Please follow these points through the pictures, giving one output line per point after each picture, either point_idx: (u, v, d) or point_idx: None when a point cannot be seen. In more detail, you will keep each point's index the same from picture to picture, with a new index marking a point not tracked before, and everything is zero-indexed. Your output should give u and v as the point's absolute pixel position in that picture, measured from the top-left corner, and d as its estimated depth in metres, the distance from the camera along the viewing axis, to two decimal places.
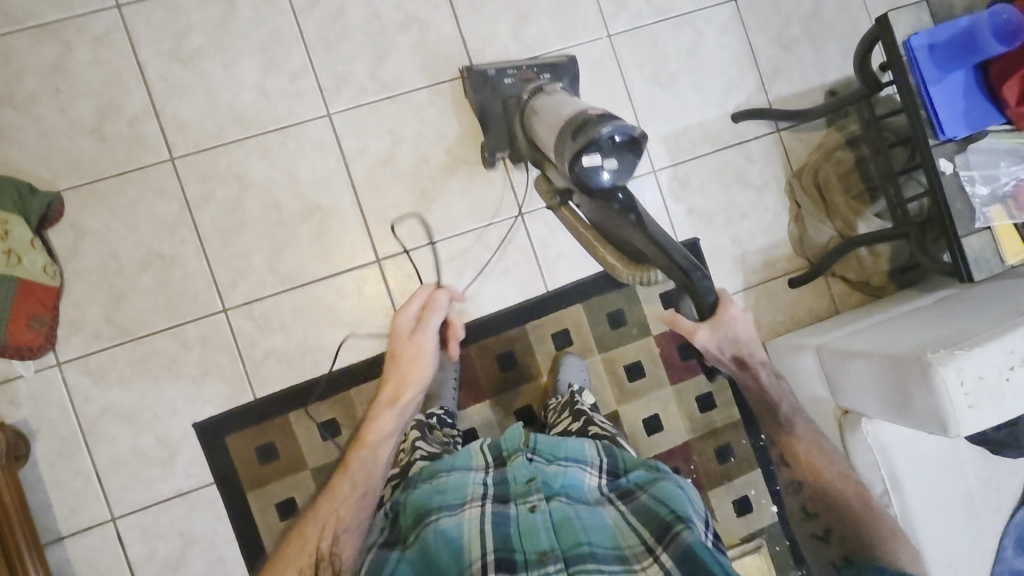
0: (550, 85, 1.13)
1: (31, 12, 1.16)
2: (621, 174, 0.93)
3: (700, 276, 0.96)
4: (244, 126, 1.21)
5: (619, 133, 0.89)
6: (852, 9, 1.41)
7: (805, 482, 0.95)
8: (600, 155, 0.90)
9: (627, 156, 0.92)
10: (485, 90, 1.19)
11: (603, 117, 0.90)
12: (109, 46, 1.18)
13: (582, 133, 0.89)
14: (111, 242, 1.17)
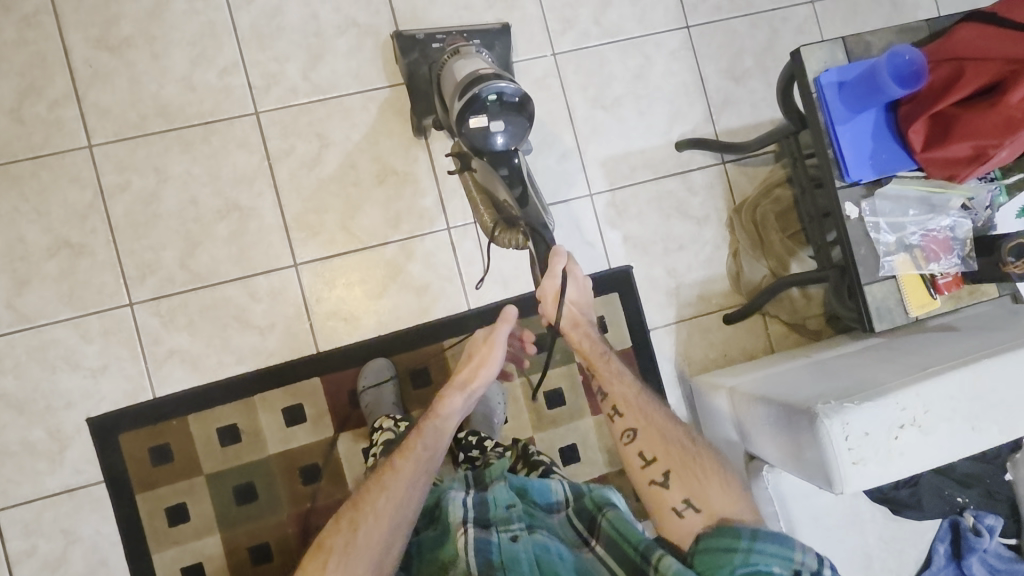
0: (468, 46, 1.14)
1: None
2: (510, 137, 1.06)
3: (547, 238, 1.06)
4: (167, 118, 1.19)
5: (505, 95, 1.02)
6: None
7: (636, 428, 0.91)
8: (487, 117, 1.03)
9: (513, 118, 1.04)
10: (414, 54, 1.22)
11: (495, 78, 1.02)
12: (35, 27, 1.16)
13: (470, 92, 1.01)
14: (19, 226, 1.15)
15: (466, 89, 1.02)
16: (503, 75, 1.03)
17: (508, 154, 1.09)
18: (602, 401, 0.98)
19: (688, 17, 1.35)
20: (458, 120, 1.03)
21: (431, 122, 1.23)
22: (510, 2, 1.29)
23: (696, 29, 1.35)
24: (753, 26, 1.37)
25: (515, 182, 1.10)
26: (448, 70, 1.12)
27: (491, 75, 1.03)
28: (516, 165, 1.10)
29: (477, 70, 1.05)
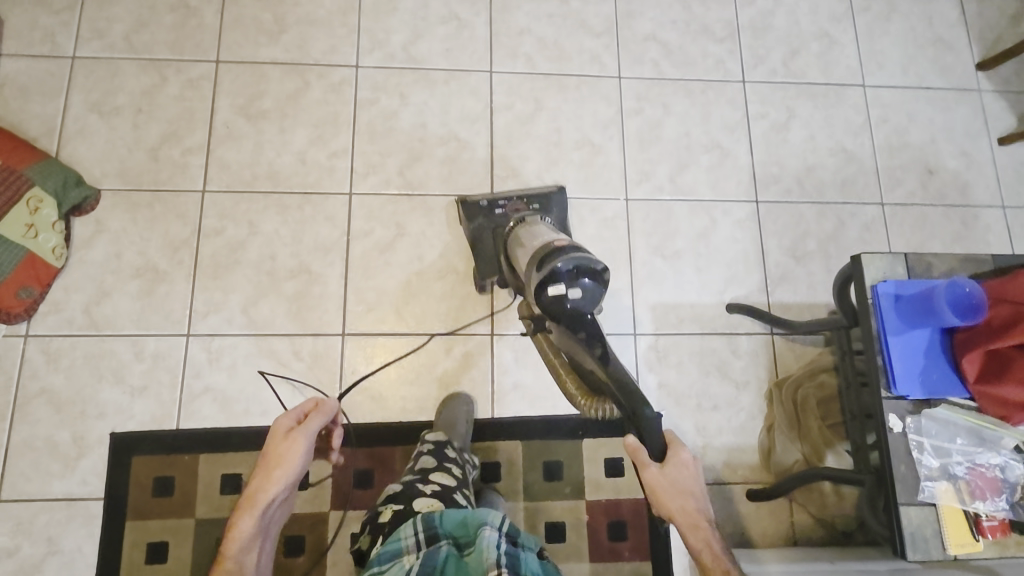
0: (533, 217, 1.21)
1: (149, 49, 1.38)
2: (586, 300, 0.98)
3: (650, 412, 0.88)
4: (274, 182, 1.34)
5: (582, 267, 0.97)
6: (872, 243, 1.44)
7: None
8: (564, 284, 0.96)
9: (591, 284, 0.97)
10: (478, 220, 1.29)
11: (571, 251, 0.99)
12: (195, 89, 1.37)
13: (547, 263, 0.98)
14: (121, 244, 1.28)
15: (545, 260, 0.98)
16: (580, 246, 1.00)
17: (587, 318, 1.00)
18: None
19: (759, 193, 1.44)
20: (535, 289, 0.98)
21: (495, 280, 1.30)
22: (596, 148, 1.43)
23: (764, 204, 1.43)
24: (821, 214, 1.44)
25: (595, 344, 0.98)
26: (518, 244, 1.15)
27: (570, 247, 1.00)
28: (594, 326, 1.00)
29: (553, 244, 1.02)
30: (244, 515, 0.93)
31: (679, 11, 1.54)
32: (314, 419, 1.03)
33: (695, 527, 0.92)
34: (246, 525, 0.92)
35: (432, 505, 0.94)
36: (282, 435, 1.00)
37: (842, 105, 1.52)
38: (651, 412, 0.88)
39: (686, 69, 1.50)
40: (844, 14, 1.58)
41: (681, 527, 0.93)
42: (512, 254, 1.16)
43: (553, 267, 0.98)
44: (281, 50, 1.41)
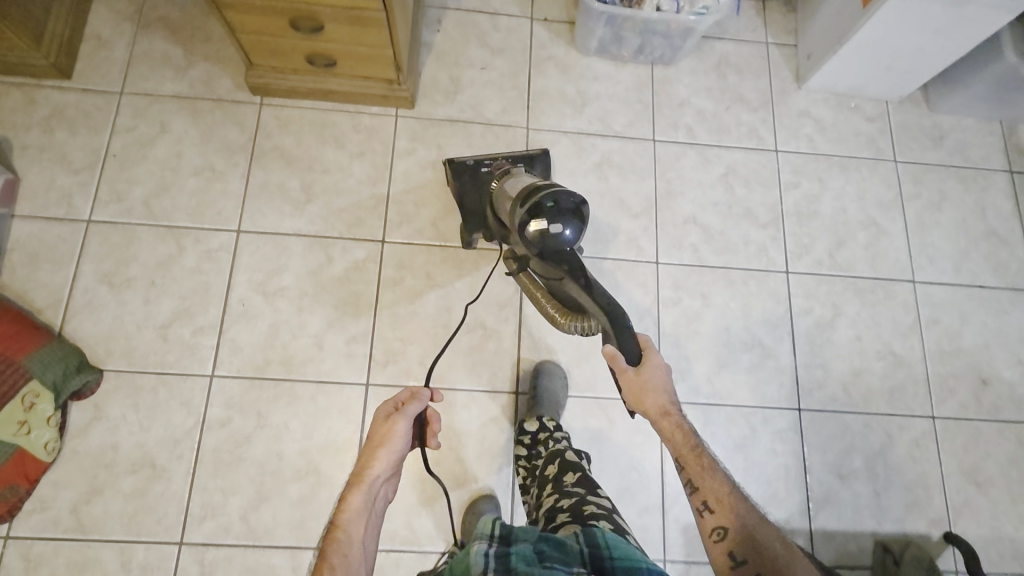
0: (516, 168, 1.26)
1: (168, 214, 1.33)
2: (570, 237, 1.00)
3: (631, 336, 0.88)
4: (287, 369, 1.26)
5: (566, 205, 1.00)
6: (922, 462, 1.34)
7: (726, 526, 0.87)
8: (546, 220, 0.97)
9: (570, 220, 1.00)
10: (464, 176, 1.34)
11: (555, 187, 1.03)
12: (213, 261, 1.31)
13: (530, 200, 1.02)
14: (118, 434, 1.19)
15: (528, 200, 1.03)
16: (557, 184, 1.04)
17: (570, 255, 0.99)
18: (691, 495, 0.93)
19: (801, 399, 1.35)
20: (518, 229, 1.00)
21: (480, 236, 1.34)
22: None
23: (807, 413, 1.34)
24: (867, 427, 1.35)
25: (578, 275, 0.95)
26: (502, 191, 1.17)
27: (548, 185, 1.04)
28: (575, 258, 0.98)
29: (536, 187, 1.07)
30: (353, 490, 0.83)
31: (721, 192, 1.47)
32: (402, 419, 0.88)
33: (666, 417, 0.94)
34: (358, 499, 0.82)
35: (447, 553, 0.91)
36: (382, 421, 0.88)
37: (890, 302, 1.44)
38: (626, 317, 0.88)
39: (727, 255, 1.43)
40: (893, 201, 1.51)
41: (652, 419, 0.95)
42: (497, 207, 1.18)
43: (540, 203, 1.01)
44: (306, 221, 1.35)
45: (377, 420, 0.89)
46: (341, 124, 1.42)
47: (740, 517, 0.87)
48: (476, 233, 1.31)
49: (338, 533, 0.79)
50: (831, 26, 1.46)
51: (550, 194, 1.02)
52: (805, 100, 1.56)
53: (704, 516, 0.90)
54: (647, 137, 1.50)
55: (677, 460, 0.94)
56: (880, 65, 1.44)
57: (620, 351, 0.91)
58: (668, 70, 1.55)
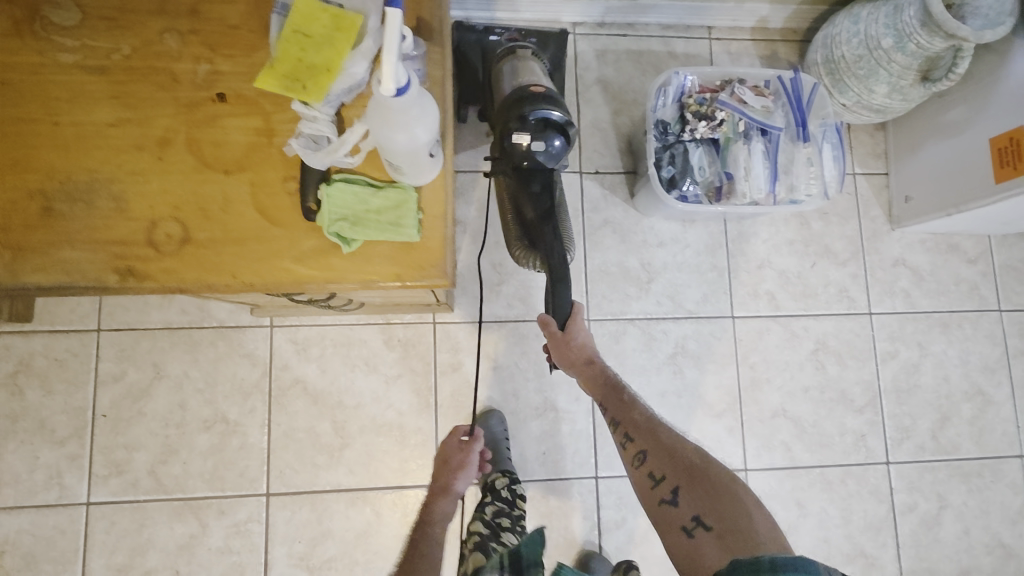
0: (525, 47, 1.01)
1: (181, 484, 1.11)
2: (556, 157, 0.85)
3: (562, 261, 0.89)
4: None
5: (554, 117, 0.83)
6: None
7: (645, 450, 0.85)
8: (529, 137, 0.83)
9: (558, 145, 0.84)
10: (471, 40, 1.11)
11: (547, 95, 0.85)
12: (242, 535, 1.11)
13: (517, 103, 0.84)
14: None
15: (515, 101, 0.84)
16: (557, 95, 0.86)
17: (548, 170, 0.88)
18: (615, 432, 0.91)
19: None
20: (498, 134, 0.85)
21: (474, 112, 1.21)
22: None
23: None
24: None
25: (541, 204, 0.89)
26: (505, 80, 0.95)
27: (544, 91, 0.85)
28: (549, 184, 0.89)
29: (528, 84, 0.89)
30: (440, 498, 1.02)
31: (811, 373, 1.29)
32: (473, 447, 1.07)
33: (592, 364, 0.97)
34: (445, 506, 1.02)
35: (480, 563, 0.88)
36: (448, 452, 1.08)
37: (999, 484, 1.30)
38: (568, 263, 0.90)
39: (823, 451, 1.26)
40: (998, 361, 1.34)
41: (578, 374, 0.98)
42: (496, 80, 0.98)
43: (529, 114, 0.83)
44: (344, 471, 1.15)
45: (444, 448, 1.10)
46: (371, 341, 1.19)
47: (656, 439, 0.85)
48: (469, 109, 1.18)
49: (426, 527, 0.98)
50: (938, 177, 1.24)
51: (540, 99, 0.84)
52: (898, 244, 1.36)
53: (626, 452, 0.88)
54: (724, 312, 1.29)
55: (602, 402, 0.95)
56: (993, 221, 1.25)
57: (553, 308, 0.93)
58: (744, 222, 1.32)
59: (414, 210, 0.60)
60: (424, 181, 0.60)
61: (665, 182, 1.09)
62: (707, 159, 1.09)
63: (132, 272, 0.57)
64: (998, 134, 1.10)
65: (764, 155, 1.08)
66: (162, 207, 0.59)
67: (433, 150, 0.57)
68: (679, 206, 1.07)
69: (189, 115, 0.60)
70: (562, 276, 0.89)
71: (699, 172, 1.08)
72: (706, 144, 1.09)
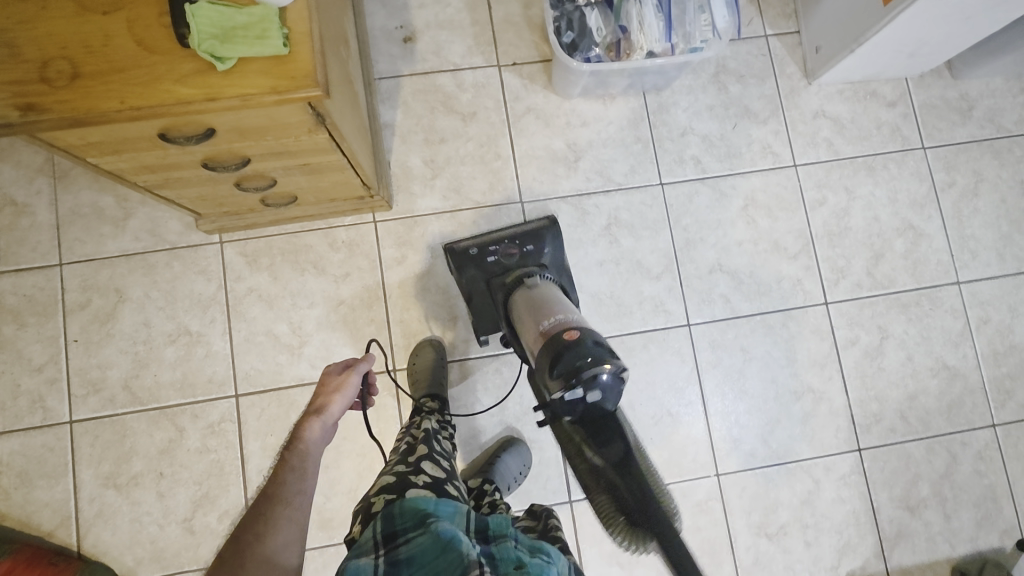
0: (532, 275, 1.10)
1: (155, 395, 1.19)
2: (612, 391, 0.86)
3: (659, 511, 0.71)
4: (329, 531, 1.20)
5: (601, 368, 0.83)
6: (989, 474, 1.30)
7: None
8: (578, 389, 0.84)
9: (610, 386, 0.85)
10: (469, 268, 1.17)
11: (582, 341, 0.87)
12: (218, 434, 1.19)
13: (560, 364, 0.85)
14: None
15: (557, 361, 0.85)
16: (600, 337, 0.88)
17: (605, 407, 0.87)
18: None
19: (860, 438, 1.29)
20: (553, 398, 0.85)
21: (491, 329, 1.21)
22: (675, 417, 1.28)
23: (868, 452, 1.29)
24: (929, 452, 1.30)
25: (611, 443, 0.82)
26: (534, 318, 0.98)
27: (584, 338, 0.87)
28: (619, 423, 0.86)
29: (562, 328, 0.90)
30: (310, 422, 0.86)
31: (744, 228, 1.34)
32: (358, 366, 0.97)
33: None
34: (314, 431, 0.86)
35: (436, 470, 0.87)
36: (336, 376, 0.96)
37: (938, 311, 1.35)
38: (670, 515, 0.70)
39: (762, 299, 1.32)
40: (927, 196, 1.39)
41: None
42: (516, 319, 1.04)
43: (572, 367, 0.84)
44: (306, 367, 1.22)
45: (329, 375, 0.97)
46: (316, 246, 1.25)
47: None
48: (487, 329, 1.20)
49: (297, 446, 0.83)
50: (838, 17, 1.28)
51: (586, 347, 0.86)
52: (816, 96, 1.40)
53: None
54: (653, 182, 1.34)
55: None
56: (900, 54, 1.29)
57: None
58: (662, 94, 1.36)
59: (279, 24, 0.66)
60: (285, 1, 0.66)
61: (567, 48, 1.15)
62: (602, 20, 1.14)
63: (32, 107, 0.64)
64: None
65: (658, 7, 1.12)
66: (51, 48, 0.65)
67: None
68: (584, 67, 1.14)
69: None
70: (667, 531, 0.65)
71: (597, 33, 1.14)
72: (601, 5, 1.14)
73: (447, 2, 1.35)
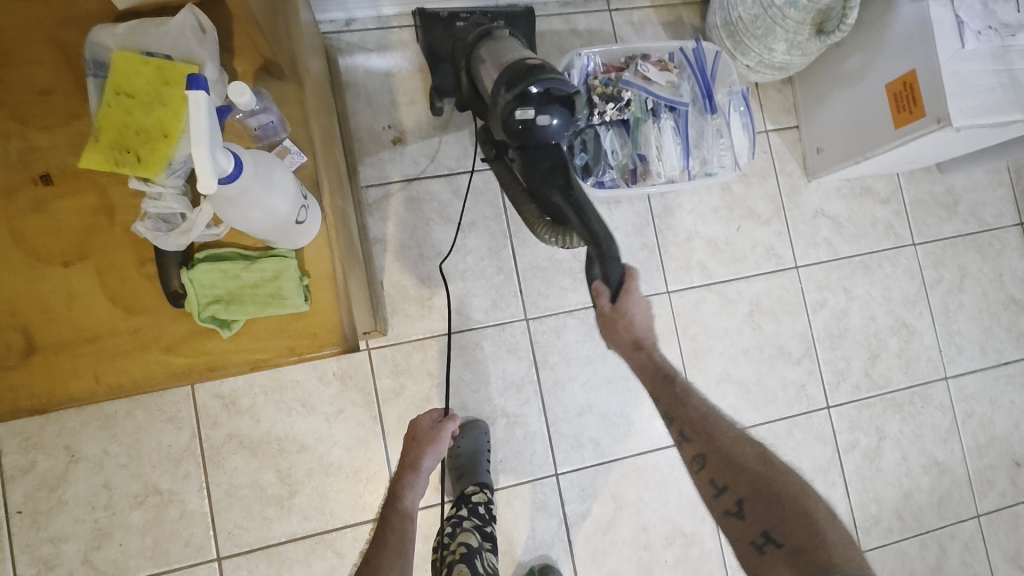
0: (501, 28, 0.99)
1: (123, 566, 1.05)
2: (562, 128, 0.81)
3: (598, 228, 0.78)
4: None
5: (557, 88, 0.80)
6: (974, 564, 1.37)
7: (703, 454, 0.80)
8: (533, 109, 0.79)
9: (564, 112, 0.81)
10: (436, 30, 1.17)
11: (545, 66, 0.82)
12: None
13: (517, 78, 0.80)
14: None
15: (512, 78, 0.80)
16: (556, 68, 0.83)
17: (555, 147, 0.84)
18: (668, 427, 0.87)
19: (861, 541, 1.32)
20: (502, 116, 0.80)
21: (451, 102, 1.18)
22: (689, 537, 1.25)
23: (869, 553, 1.32)
24: (923, 547, 1.35)
25: (558, 174, 0.82)
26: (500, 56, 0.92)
27: (542, 67, 0.82)
28: (561, 155, 0.84)
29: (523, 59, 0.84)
30: (407, 474, 0.94)
31: (750, 335, 1.32)
32: (447, 425, 0.99)
33: (640, 349, 0.91)
34: (412, 480, 0.94)
35: None
36: (415, 430, 1.00)
37: (928, 408, 1.39)
38: (602, 233, 0.78)
39: (768, 407, 1.31)
40: (918, 293, 1.41)
41: (628, 356, 0.92)
42: (475, 69, 0.97)
43: (525, 87, 0.79)
44: (298, 519, 1.10)
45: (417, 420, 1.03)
46: (303, 380, 1.13)
47: (714, 441, 0.80)
48: (445, 100, 1.15)
49: (398, 505, 0.92)
50: (843, 123, 1.25)
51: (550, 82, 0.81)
52: (816, 194, 1.38)
53: (683, 450, 0.84)
54: (660, 290, 1.29)
55: (667, 414, 0.87)
56: (900, 161, 1.28)
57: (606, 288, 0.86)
58: (668, 196, 1.30)
59: (297, 275, 0.56)
60: (301, 243, 0.57)
61: (579, 170, 1.06)
62: (619, 142, 1.07)
63: None
64: (892, 79, 1.11)
65: (676, 130, 1.07)
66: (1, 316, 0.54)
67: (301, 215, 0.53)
68: (598, 192, 1.05)
69: (13, 211, 0.55)
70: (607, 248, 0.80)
71: (612, 156, 1.07)
72: (617, 126, 1.07)
73: None
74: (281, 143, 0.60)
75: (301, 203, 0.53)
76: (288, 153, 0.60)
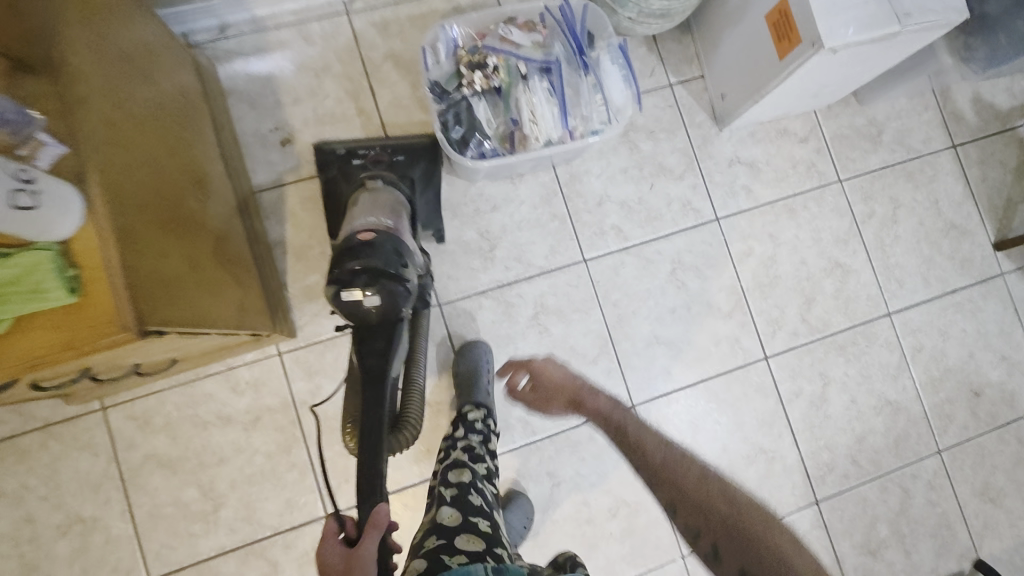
0: (374, 178, 1.03)
1: None
2: (399, 300, 0.80)
3: (378, 453, 0.73)
4: None
5: (384, 267, 0.79)
6: (941, 502, 1.31)
7: (673, 504, 0.78)
8: (358, 289, 0.78)
9: (391, 289, 0.79)
10: (334, 170, 1.18)
11: (376, 242, 0.81)
12: None
13: (347, 259, 0.79)
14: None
15: (342, 258, 0.80)
16: (391, 236, 0.85)
17: (392, 320, 0.81)
18: (656, 495, 0.80)
19: (816, 491, 1.28)
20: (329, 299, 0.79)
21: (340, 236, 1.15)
22: (632, 507, 1.22)
23: (825, 503, 1.28)
24: (884, 492, 1.30)
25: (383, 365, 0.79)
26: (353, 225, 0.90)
27: (375, 239, 0.82)
28: (392, 335, 0.81)
29: (357, 230, 0.85)
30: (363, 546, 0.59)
31: (675, 294, 1.29)
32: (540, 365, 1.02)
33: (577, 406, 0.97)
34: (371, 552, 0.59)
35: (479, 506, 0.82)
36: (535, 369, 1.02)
37: (873, 346, 1.34)
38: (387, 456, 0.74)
39: (702, 364, 1.28)
40: (848, 231, 1.37)
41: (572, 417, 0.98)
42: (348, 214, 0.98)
43: (353, 271, 0.78)
44: (225, 532, 1.10)
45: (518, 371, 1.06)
46: (217, 392, 1.12)
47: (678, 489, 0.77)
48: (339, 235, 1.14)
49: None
50: (739, 65, 1.21)
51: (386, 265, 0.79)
52: (728, 143, 1.35)
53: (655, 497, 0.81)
54: (576, 259, 1.27)
55: (651, 483, 0.81)
56: (805, 96, 1.24)
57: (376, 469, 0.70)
58: (573, 163, 1.28)
59: (60, 268, 0.58)
60: (60, 233, 0.58)
61: (455, 144, 1.04)
62: (492, 110, 1.04)
63: None
64: (770, 11, 1.07)
65: (550, 92, 1.04)
66: None
67: (34, 198, 0.54)
68: (480, 164, 1.03)
69: None
70: (385, 434, 0.76)
71: (488, 125, 1.04)
72: (489, 93, 1.04)
73: (326, 93, 1.22)
74: (32, 134, 0.58)
75: (26, 187, 0.54)
76: (43, 147, 0.58)
